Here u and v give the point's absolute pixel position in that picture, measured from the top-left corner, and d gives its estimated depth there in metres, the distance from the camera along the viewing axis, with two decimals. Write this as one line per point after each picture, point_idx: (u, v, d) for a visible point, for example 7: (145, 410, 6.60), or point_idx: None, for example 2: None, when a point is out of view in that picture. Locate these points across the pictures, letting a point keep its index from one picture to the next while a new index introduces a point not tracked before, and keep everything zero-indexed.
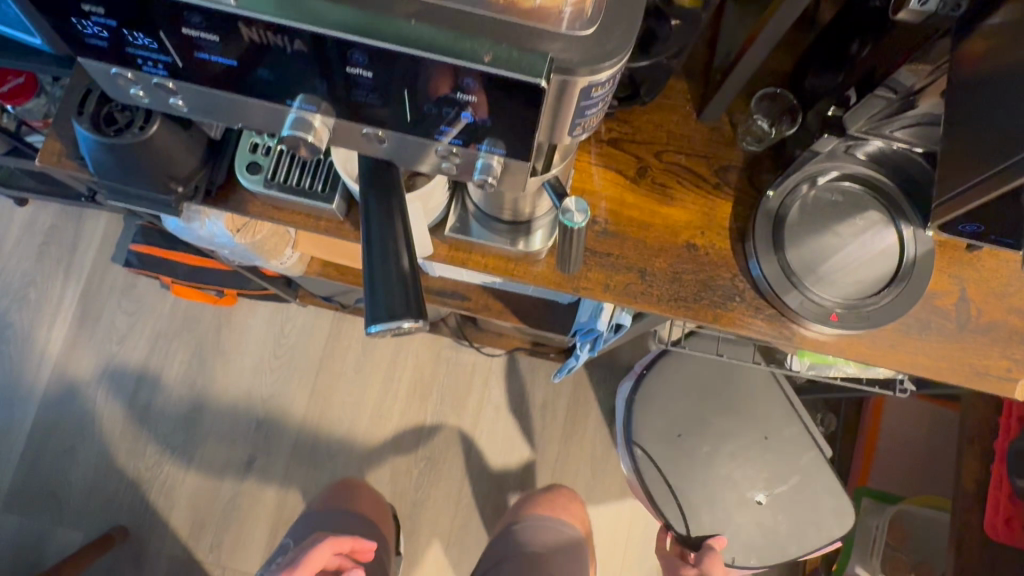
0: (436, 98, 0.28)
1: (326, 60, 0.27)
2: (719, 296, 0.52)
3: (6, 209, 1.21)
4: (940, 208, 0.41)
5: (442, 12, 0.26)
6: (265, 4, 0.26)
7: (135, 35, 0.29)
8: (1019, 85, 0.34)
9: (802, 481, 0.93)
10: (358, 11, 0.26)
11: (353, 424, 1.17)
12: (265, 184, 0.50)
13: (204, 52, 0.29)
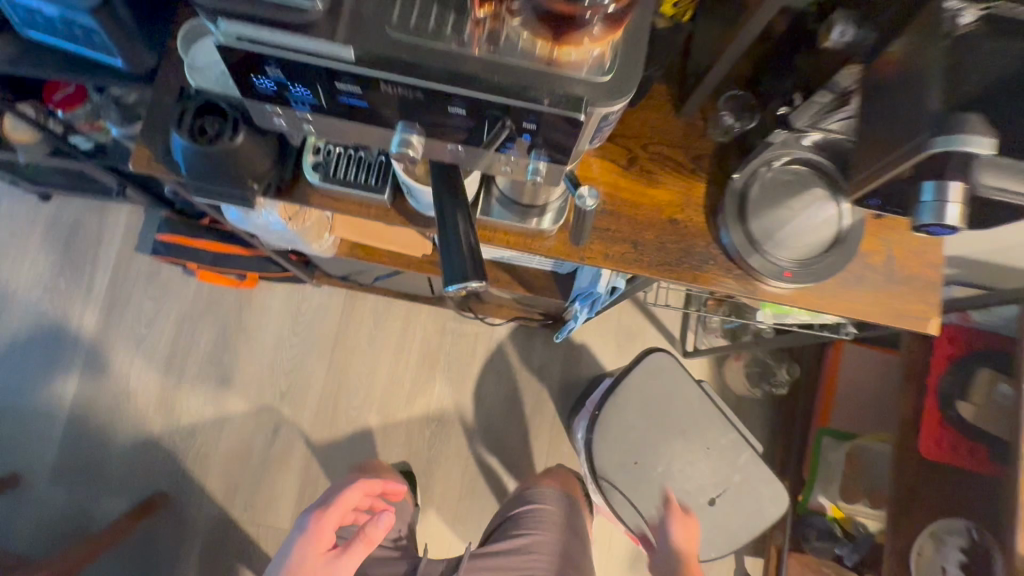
0: (497, 125, 0.38)
1: (433, 103, 0.37)
2: (697, 260, 0.64)
3: (31, 205, 1.29)
4: (860, 177, 0.48)
5: (508, 66, 0.35)
6: (377, 62, 0.35)
7: (296, 86, 0.37)
8: (911, 87, 0.42)
9: (744, 480, 1.09)
10: (451, 69, 0.35)
11: (368, 392, 1.28)
12: (325, 180, 0.61)
13: (349, 98, 0.38)
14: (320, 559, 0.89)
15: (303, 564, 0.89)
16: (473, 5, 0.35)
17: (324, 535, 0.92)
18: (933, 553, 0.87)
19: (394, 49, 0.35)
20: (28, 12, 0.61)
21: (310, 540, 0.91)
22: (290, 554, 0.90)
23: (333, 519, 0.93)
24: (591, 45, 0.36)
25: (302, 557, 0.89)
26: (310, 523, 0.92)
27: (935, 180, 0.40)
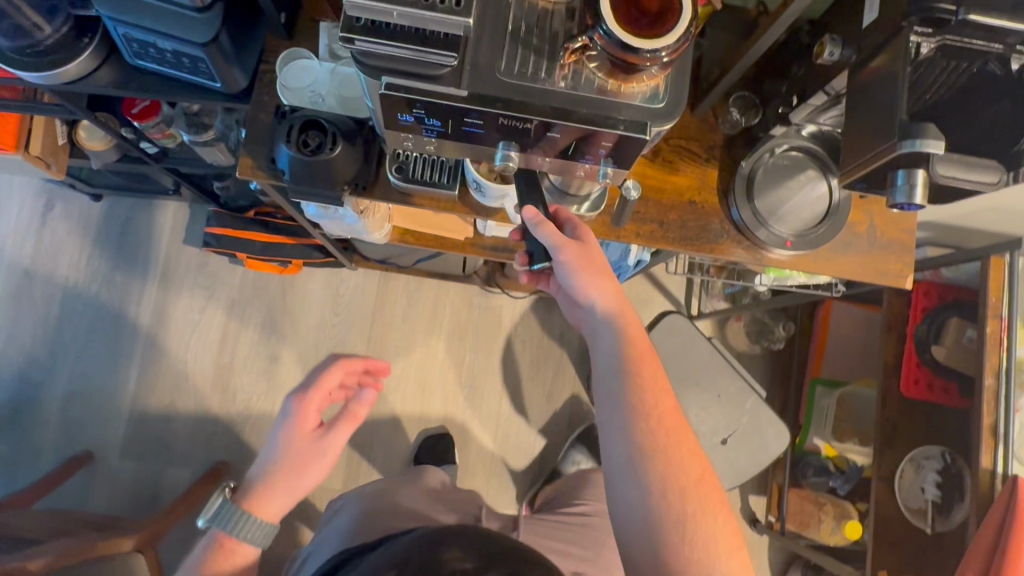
0: (581, 141, 0.50)
1: (537, 129, 0.48)
2: (713, 235, 0.77)
3: (83, 205, 1.39)
4: (850, 168, 0.58)
5: (590, 100, 0.47)
6: (488, 102, 0.47)
7: (431, 120, 0.49)
8: (885, 94, 0.53)
9: (751, 418, 1.25)
10: (551, 106, 0.47)
11: (406, 363, 1.41)
12: (405, 179, 0.72)
13: (470, 126, 0.49)
14: (309, 444, 0.70)
15: (294, 453, 0.69)
16: (562, 55, 0.47)
17: (310, 416, 0.72)
18: (914, 476, 1.01)
19: (510, 94, 0.47)
20: (143, 45, 0.72)
21: (294, 418, 0.71)
22: (271, 442, 0.71)
23: (320, 398, 0.73)
24: (648, 80, 0.48)
25: (286, 442, 0.70)
26: (292, 402, 0.72)
27: (911, 168, 0.52)
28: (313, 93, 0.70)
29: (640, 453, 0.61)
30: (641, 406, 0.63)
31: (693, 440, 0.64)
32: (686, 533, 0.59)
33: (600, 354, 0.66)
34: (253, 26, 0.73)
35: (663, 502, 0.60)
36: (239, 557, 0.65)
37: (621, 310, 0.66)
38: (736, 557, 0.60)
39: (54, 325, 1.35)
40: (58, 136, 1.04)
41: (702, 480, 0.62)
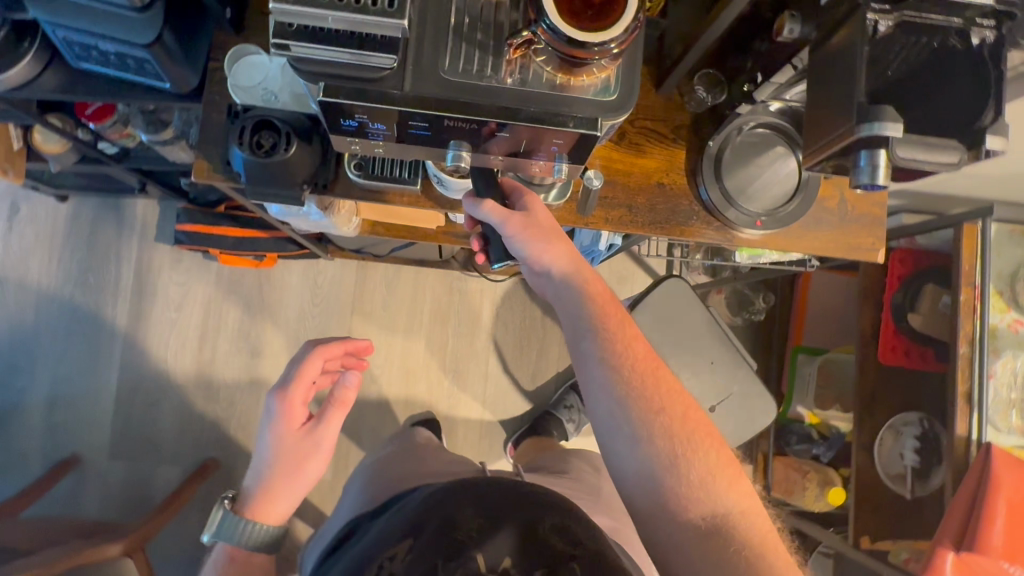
0: (533, 139, 0.48)
1: (486, 129, 0.47)
2: (683, 217, 0.76)
3: (49, 206, 1.36)
4: (816, 149, 0.56)
5: (538, 97, 0.46)
6: (430, 104, 0.45)
7: (375, 124, 0.48)
8: (844, 74, 0.52)
9: (740, 389, 1.24)
10: (499, 106, 0.46)
11: (389, 352, 1.40)
12: (366, 177, 0.71)
13: (417, 129, 0.48)
14: (300, 438, 0.74)
15: (288, 451, 0.73)
16: (508, 50, 0.46)
17: (297, 414, 0.75)
18: (893, 443, 1.02)
19: (454, 95, 0.45)
20: (85, 48, 0.69)
21: (281, 417, 0.74)
22: (263, 442, 0.74)
23: (302, 390, 0.75)
24: (599, 72, 0.47)
25: (279, 440, 0.73)
26: (275, 401, 0.74)
27: (871, 149, 0.51)
28: (265, 90, 0.68)
29: (619, 397, 0.62)
30: (610, 352, 0.63)
31: (667, 373, 0.64)
32: (676, 457, 0.59)
33: (563, 314, 0.67)
34: (198, 22, 0.71)
35: (650, 438, 0.60)
36: (254, 562, 0.71)
37: (577, 265, 0.66)
38: (724, 464, 0.61)
39: (30, 330, 1.34)
40: (13, 141, 1.01)
41: (681, 409, 0.62)
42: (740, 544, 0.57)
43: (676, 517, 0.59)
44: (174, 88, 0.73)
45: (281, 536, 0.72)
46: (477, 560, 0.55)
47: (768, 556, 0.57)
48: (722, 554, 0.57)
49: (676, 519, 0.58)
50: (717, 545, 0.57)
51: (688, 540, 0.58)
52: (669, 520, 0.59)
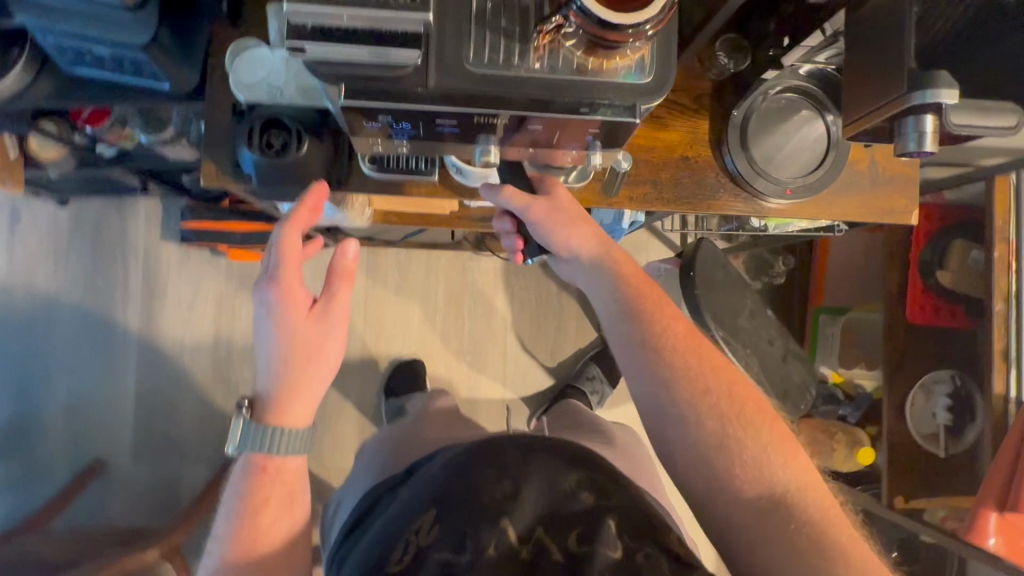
0: (566, 129, 0.46)
1: (518, 122, 0.45)
2: (709, 191, 0.73)
3: (50, 210, 1.33)
4: (858, 118, 0.54)
5: (571, 84, 0.43)
6: (460, 98, 0.43)
7: (398, 124, 0.47)
8: (890, 35, 0.49)
9: None
10: (530, 97, 0.43)
11: (406, 337, 1.39)
12: (381, 170, 0.68)
13: (443, 125, 0.47)
14: (312, 326, 0.60)
15: (296, 338, 0.59)
16: (536, 36, 0.43)
17: (297, 281, 0.60)
18: (924, 402, 1.01)
19: (482, 88, 0.43)
20: (78, 53, 0.66)
21: (282, 302, 0.59)
22: (266, 335, 0.60)
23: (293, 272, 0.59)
24: (633, 54, 0.44)
25: (286, 331, 0.59)
26: (268, 292, 0.59)
27: (922, 116, 0.48)
28: (270, 85, 0.64)
29: (661, 378, 0.63)
30: (649, 334, 0.65)
31: (709, 349, 0.65)
32: (724, 435, 0.60)
33: (598, 301, 0.69)
34: (193, 17, 0.67)
35: (693, 408, 0.61)
36: (288, 468, 0.61)
37: (605, 249, 0.69)
38: (779, 440, 0.60)
39: (43, 338, 1.32)
40: (9, 151, 0.98)
41: (729, 388, 0.62)
42: (802, 520, 0.56)
43: (732, 495, 0.58)
44: (173, 88, 0.70)
45: (309, 435, 0.62)
46: (507, 529, 0.59)
47: (827, 529, 0.56)
48: (778, 527, 0.56)
49: (734, 497, 0.58)
50: (776, 519, 0.57)
51: (750, 516, 0.57)
52: (728, 498, 0.59)
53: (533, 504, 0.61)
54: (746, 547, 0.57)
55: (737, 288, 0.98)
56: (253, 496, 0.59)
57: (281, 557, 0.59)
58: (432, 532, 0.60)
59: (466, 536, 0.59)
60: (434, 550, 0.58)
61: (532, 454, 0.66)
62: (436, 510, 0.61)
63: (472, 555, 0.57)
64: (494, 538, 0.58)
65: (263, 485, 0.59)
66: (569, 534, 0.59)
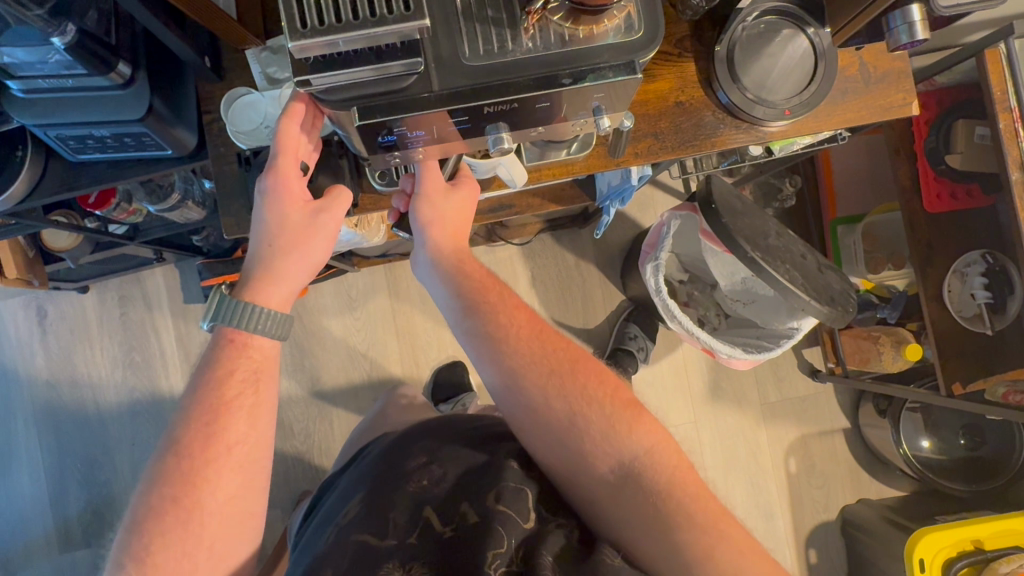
0: (572, 97, 0.48)
1: (526, 104, 0.48)
2: (709, 129, 0.74)
3: (74, 300, 1.36)
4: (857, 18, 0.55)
5: (566, 55, 0.45)
6: (465, 94, 0.46)
7: (412, 132, 0.50)
8: None
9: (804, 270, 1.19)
10: (532, 79, 0.46)
11: (440, 341, 1.41)
12: (394, 184, 0.71)
13: (456, 124, 0.50)
14: (305, 215, 0.61)
15: (286, 226, 0.60)
16: (524, 19, 0.45)
17: (295, 186, 0.61)
18: (961, 285, 1.03)
19: (484, 79, 0.45)
20: (79, 140, 0.68)
21: (278, 190, 0.60)
22: (259, 218, 0.61)
23: (293, 162, 0.60)
24: (619, 13, 0.45)
25: (279, 213, 0.60)
26: (264, 179, 0.60)
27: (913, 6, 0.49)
28: (268, 128, 0.68)
29: (505, 365, 0.65)
30: (491, 324, 0.67)
31: (555, 337, 0.68)
32: (574, 415, 0.62)
33: (435, 291, 0.70)
34: (179, 80, 0.69)
35: (531, 386, 0.64)
36: (257, 349, 0.59)
37: (457, 250, 0.71)
38: (621, 411, 0.63)
39: (95, 421, 1.35)
40: (27, 250, 1.03)
41: (578, 367, 0.66)
42: (649, 487, 0.60)
43: (589, 471, 0.61)
44: (172, 152, 0.71)
45: (288, 322, 0.60)
46: (430, 518, 0.64)
47: (678, 494, 0.59)
48: (632, 497, 0.60)
49: (591, 474, 0.61)
50: (631, 489, 0.60)
51: (603, 489, 0.61)
52: (585, 477, 0.62)
53: (451, 485, 0.67)
54: (612, 512, 0.61)
55: (754, 218, 0.99)
56: (215, 368, 0.57)
57: (243, 443, 0.56)
58: (352, 514, 0.66)
59: (386, 521, 0.64)
60: (361, 528, 0.64)
61: (456, 433, 0.74)
62: (364, 497, 0.68)
63: (391, 539, 0.63)
64: (414, 517, 0.64)
65: (231, 362, 0.58)
66: (487, 494, 0.64)
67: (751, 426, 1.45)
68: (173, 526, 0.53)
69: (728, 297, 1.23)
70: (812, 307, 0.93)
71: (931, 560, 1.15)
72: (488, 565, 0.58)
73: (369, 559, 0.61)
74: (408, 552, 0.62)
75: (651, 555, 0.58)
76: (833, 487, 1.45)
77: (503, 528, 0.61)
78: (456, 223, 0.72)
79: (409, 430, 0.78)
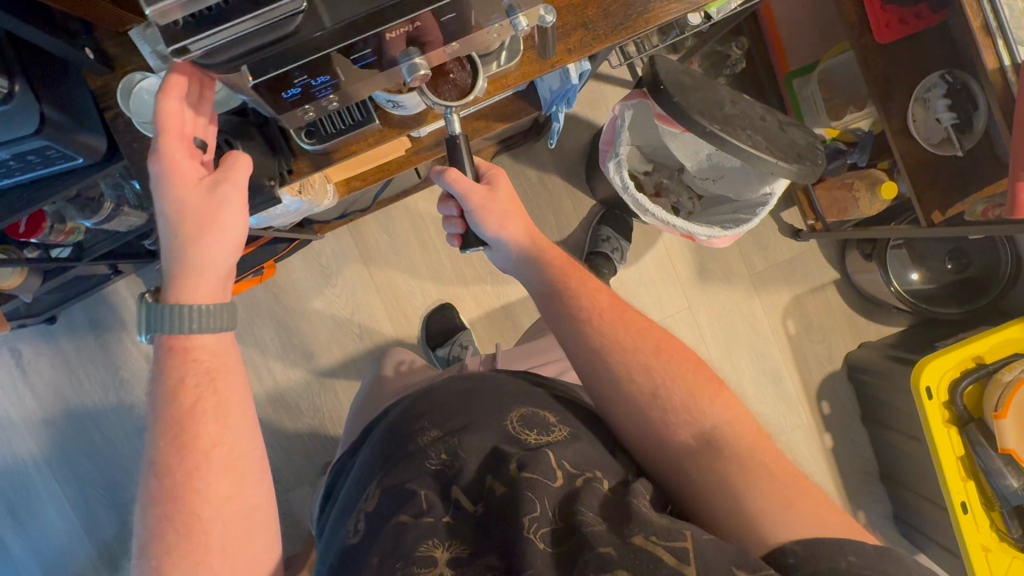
0: None
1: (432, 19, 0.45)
2: (640, 5, 0.69)
3: (44, 332, 1.33)
4: None
5: None
6: (361, 24, 0.42)
7: (316, 81, 0.48)
8: None
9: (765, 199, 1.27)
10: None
11: (422, 287, 1.39)
12: (324, 140, 0.66)
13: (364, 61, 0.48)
14: (203, 195, 0.57)
15: (186, 211, 0.56)
16: None
17: (186, 167, 0.57)
18: (925, 112, 1.00)
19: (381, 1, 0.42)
20: None
21: (166, 175, 0.56)
22: (161, 210, 0.57)
23: (176, 140, 0.56)
24: None
25: (177, 199, 0.56)
26: (153, 166, 0.57)
27: None
28: None
29: (594, 345, 0.72)
30: (575, 310, 0.75)
31: (636, 314, 0.75)
32: (656, 389, 0.69)
33: (526, 281, 0.80)
34: (66, 80, 0.63)
35: (620, 363, 0.71)
36: (201, 348, 0.56)
37: (532, 238, 0.81)
38: (702, 384, 0.70)
39: (103, 445, 1.34)
40: None
41: (659, 342, 0.73)
42: (729, 453, 0.65)
43: (667, 438, 0.67)
44: (83, 159, 0.66)
45: (221, 313, 0.57)
46: (459, 495, 0.67)
47: (758, 459, 0.64)
48: (714, 460, 0.65)
49: (669, 441, 0.67)
50: (711, 455, 0.65)
51: (682, 454, 0.66)
52: (665, 444, 0.68)
53: (472, 455, 0.70)
54: (687, 477, 0.66)
55: (709, 89, 0.95)
56: (168, 376, 0.55)
57: (220, 444, 0.54)
58: (374, 497, 0.69)
59: (418, 502, 0.65)
60: (398, 513, 0.65)
61: (464, 399, 0.78)
62: (384, 480, 0.70)
63: (429, 518, 0.64)
64: (445, 500, 0.67)
65: (179, 368, 0.56)
66: (509, 464, 0.66)
67: (744, 299, 1.46)
68: (180, 541, 0.52)
69: (697, 177, 1.21)
70: (781, 168, 0.91)
71: (937, 388, 1.19)
72: (527, 528, 0.60)
73: (406, 536, 0.62)
74: (444, 530, 0.63)
75: (719, 516, 0.63)
76: (834, 339, 1.48)
77: (532, 492, 0.62)
78: (518, 217, 0.80)
79: (416, 399, 0.81)
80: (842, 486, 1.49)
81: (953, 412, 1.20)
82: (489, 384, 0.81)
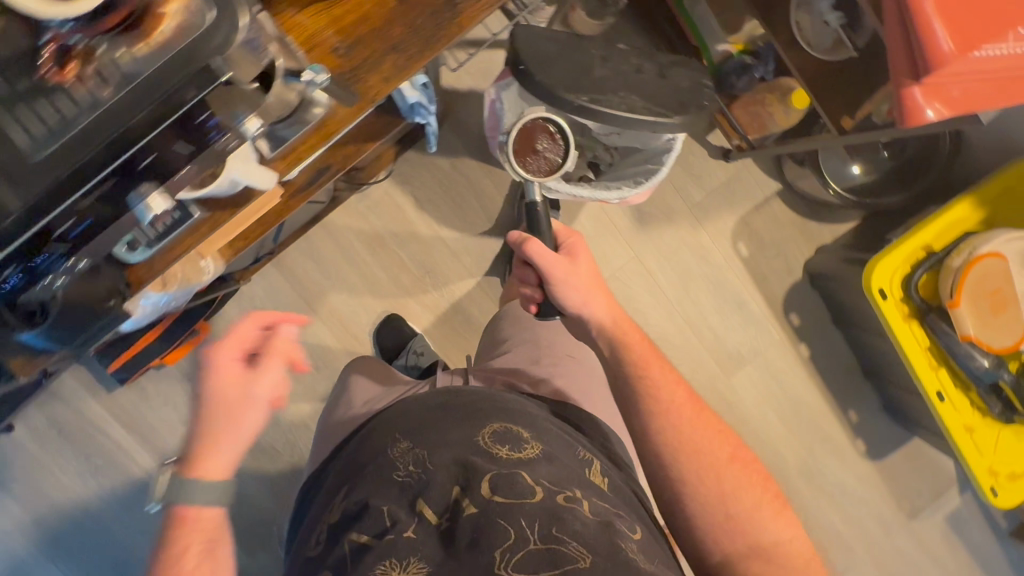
0: None
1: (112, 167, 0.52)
2: (446, 11, 0.64)
3: (5, 441, 1.32)
4: None
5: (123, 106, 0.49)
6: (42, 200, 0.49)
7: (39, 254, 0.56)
8: None
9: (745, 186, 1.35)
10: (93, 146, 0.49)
11: (364, 304, 1.36)
12: (151, 245, 0.68)
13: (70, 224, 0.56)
14: None
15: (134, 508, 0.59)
16: None
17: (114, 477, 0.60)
18: (811, 17, 0.94)
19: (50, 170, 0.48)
20: None
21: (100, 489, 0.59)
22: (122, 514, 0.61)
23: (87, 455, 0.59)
24: None
25: None
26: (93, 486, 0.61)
27: None
28: None
29: (671, 440, 0.82)
30: (650, 395, 0.84)
31: (713, 422, 0.85)
32: (724, 496, 0.79)
33: (601, 350, 0.90)
34: None
35: (691, 462, 0.80)
36: None
37: (616, 317, 0.90)
38: (768, 499, 0.81)
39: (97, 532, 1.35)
40: None
41: (733, 453, 0.83)
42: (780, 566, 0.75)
43: (720, 542, 0.77)
44: None
45: None
46: (428, 511, 0.72)
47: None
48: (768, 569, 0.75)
49: (723, 544, 0.77)
50: (764, 562, 0.75)
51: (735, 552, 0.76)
52: (714, 547, 0.78)
53: (439, 470, 0.76)
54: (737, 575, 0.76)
55: (578, 54, 0.88)
56: None
57: None
58: (337, 509, 0.76)
59: (382, 523, 0.70)
60: (360, 531, 0.70)
61: (437, 415, 0.84)
62: (348, 495, 0.77)
63: (391, 535, 0.69)
64: (411, 514, 0.72)
65: None
66: (481, 485, 0.72)
67: (690, 233, 1.42)
68: None
69: (602, 133, 1.15)
70: (667, 124, 0.85)
71: (891, 287, 1.16)
72: (498, 558, 0.64)
73: (370, 555, 0.67)
74: (406, 549, 0.67)
75: None
76: (789, 250, 1.44)
77: (504, 519, 0.68)
78: (601, 293, 0.91)
79: (377, 421, 0.87)
80: (826, 388, 1.50)
81: (912, 306, 1.17)
82: (459, 397, 0.86)
